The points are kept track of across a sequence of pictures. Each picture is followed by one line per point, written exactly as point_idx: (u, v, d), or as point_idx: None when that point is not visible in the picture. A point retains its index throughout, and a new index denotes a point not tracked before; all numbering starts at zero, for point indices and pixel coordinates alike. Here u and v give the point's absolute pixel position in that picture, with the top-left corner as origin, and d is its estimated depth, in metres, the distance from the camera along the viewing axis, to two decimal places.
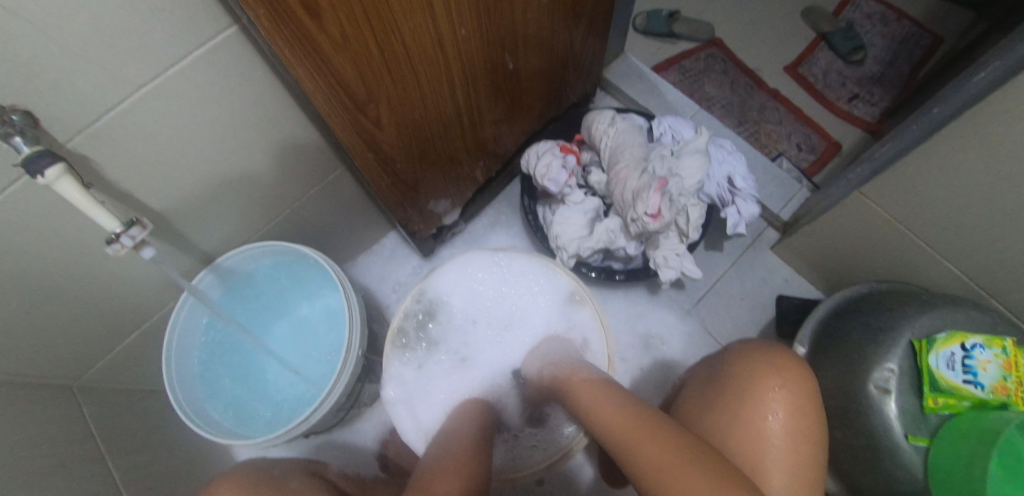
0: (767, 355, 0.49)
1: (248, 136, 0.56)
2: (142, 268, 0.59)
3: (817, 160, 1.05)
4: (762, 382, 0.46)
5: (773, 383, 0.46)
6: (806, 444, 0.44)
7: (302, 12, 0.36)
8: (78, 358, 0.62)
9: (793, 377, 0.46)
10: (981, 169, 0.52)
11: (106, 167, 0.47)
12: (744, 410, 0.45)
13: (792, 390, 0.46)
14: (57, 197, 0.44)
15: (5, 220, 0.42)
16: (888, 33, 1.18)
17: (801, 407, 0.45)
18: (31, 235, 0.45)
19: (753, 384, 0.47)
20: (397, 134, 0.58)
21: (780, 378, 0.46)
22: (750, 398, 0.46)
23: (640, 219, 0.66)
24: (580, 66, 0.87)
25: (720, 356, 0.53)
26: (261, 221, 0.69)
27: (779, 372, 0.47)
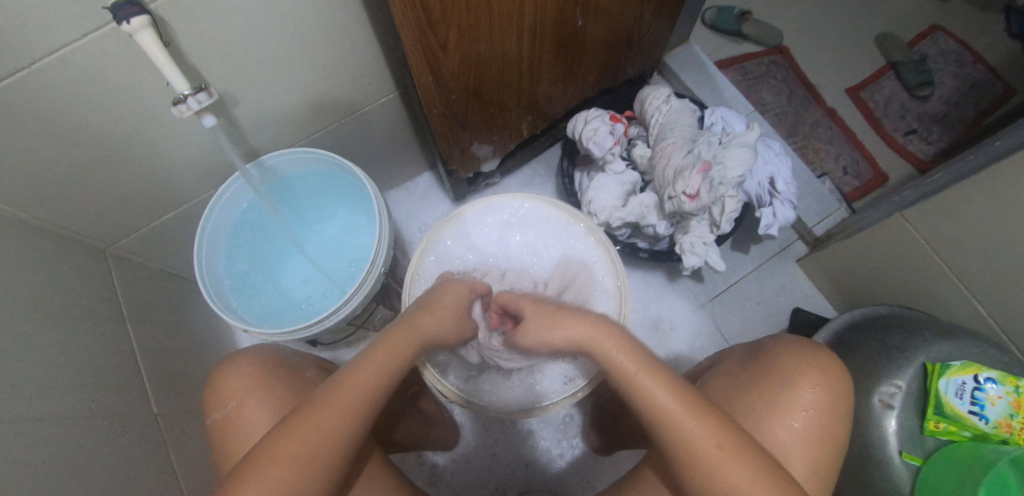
0: (808, 350, 0.49)
1: (315, 38, 0.57)
2: (193, 148, 0.61)
3: (860, 186, 1.03)
4: (800, 380, 0.47)
5: (810, 381, 0.46)
6: (831, 439, 0.46)
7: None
8: (116, 224, 0.64)
9: (834, 379, 0.47)
10: None
11: (180, 36, 0.48)
12: (775, 399, 0.46)
13: (830, 390, 0.46)
14: (128, 51, 0.45)
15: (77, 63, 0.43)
16: (960, 74, 1.15)
17: (834, 405, 0.46)
18: (98, 86, 0.47)
19: (793, 377, 0.47)
20: (459, 65, 0.58)
21: (821, 378, 0.47)
22: (785, 389, 0.46)
23: (677, 198, 0.66)
24: (644, 43, 0.86)
25: (753, 347, 0.53)
26: (309, 129, 0.70)
27: (824, 372, 0.47)
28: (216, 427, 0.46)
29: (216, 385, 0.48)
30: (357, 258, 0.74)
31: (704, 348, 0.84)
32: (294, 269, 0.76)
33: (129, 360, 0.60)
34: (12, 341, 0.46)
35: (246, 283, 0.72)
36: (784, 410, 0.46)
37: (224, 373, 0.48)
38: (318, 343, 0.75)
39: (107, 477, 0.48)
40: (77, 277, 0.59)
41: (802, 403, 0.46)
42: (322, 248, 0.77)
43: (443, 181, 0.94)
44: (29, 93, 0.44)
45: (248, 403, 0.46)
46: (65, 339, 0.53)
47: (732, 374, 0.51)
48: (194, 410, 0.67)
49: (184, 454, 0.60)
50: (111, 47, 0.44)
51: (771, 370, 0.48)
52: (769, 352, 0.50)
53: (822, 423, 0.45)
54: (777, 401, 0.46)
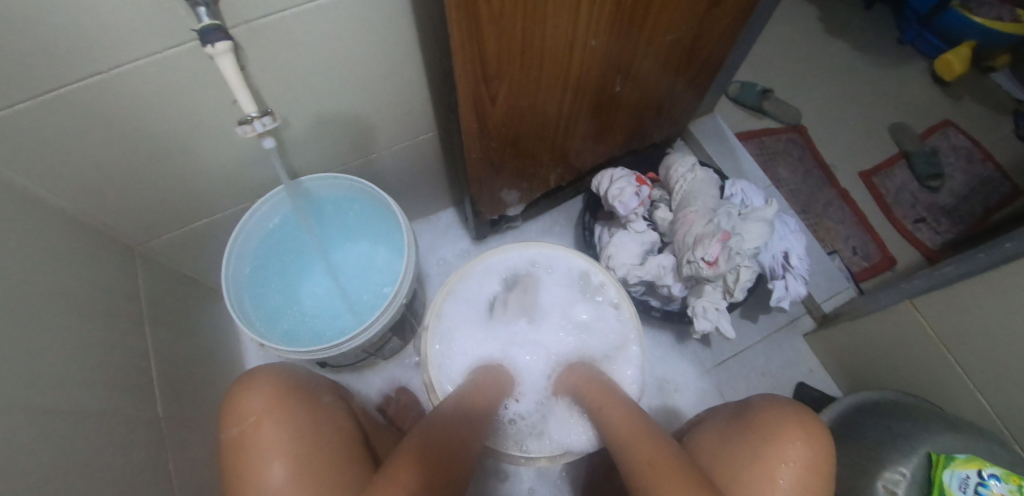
0: (794, 409, 0.49)
1: (372, 75, 0.60)
2: (239, 162, 0.64)
3: (869, 268, 1.05)
4: (785, 434, 0.46)
5: (796, 437, 0.46)
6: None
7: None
8: (152, 225, 0.65)
9: (815, 436, 0.47)
10: None
11: (252, 61, 0.51)
12: (758, 453, 0.46)
13: (812, 445, 0.46)
14: (203, 68, 0.48)
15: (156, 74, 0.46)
16: (969, 171, 1.19)
17: (818, 465, 0.45)
18: (168, 96, 0.50)
19: (775, 432, 0.47)
20: (504, 115, 0.61)
21: (805, 434, 0.46)
22: (769, 442, 0.46)
23: (696, 263, 0.68)
24: (673, 111, 0.91)
25: (741, 406, 0.53)
26: (349, 156, 0.73)
27: (804, 430, 0.47)
28: (226, 444, 0.45)
29: (235, 400, 0.47)
30: (379, 284, 0.75)
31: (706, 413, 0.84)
32: (315, 288, 0.77)
33: (141, 359, 0.60)
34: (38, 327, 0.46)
35: (266, 298, 0.73)
36: (767, 464, 0.45)
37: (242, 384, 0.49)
38: (326, 365, 0.75)
39: (105, 479, 0.47)
40: (106, 272, 0.60)
41: (788, 457, 0.45)
42: (346, 270, 0.78)
43: (465, 219, 0.97)
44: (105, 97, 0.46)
45: (266, 421, 0.45)
46: (85, 332, 0.53)
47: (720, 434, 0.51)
48: (194, 418, 0.66)
49: (180, 462, 0.60)
50: (187, 62, 0.47)
51: (759, 424, 0.48)
52: (752, 411, 0.50)
53: (806, 482, 0.44)
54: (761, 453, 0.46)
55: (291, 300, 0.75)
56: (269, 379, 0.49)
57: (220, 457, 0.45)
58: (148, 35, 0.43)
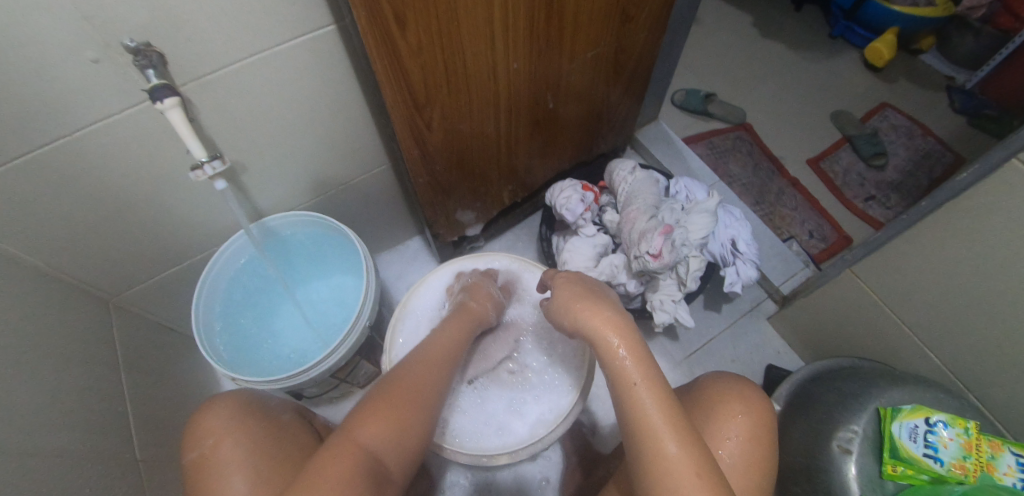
0: (738, 384, 0.52)
1: (319, 116, 0.65)
2: (203, 209, 0.68)
3: (826, 248, 1.09)
4: (731, 407, 0.50)
5: (739, 409, 0.50)
6: (754, 465, 0.49)
7: (390, 15, 0.45)
8: (124, 278, 0.69)
9: (757, 410, 0.50)
10: (957, 259, 0.57)
11: (204, 114, 0.56)
12: (707, 428, 0.49)
13: (750, 416, 0.50)
14: (157, 123, 0.53)
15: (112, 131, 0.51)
16: (911, 146, 1.25)
17: (757, 435, 0.49)
18: (127, 152, 0.54)
19: (717, 408, 0.50)
20: (443, 140, 0.66)
21: (743, 408, 0.50)
22: (719, 414, 0.50)
23: (642, 257, 0.72)
24: (614, 122, 0.97)
25: (691, 385, 0.56)
26: (308, 194, 0.78)
27: (744, 406, 0.50)
28: (192, 463, 0.48)
29: (196, 425, 0.50)
30: (346, 311, 0.79)
31: None
32: (285, 322, 0.81)
33: (118, 405, 0.62)
34: (13, 374, 0.49)
35: (238, 339, 0.75)
36: (712, 438, 0.49)
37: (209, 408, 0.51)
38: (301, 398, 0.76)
39: None
40: (80, 323, 0.62)
41: (730, 431, 0.49)
42: (313, 303, 0.82)
43: (431, 245, 1.01)
44: (66, 156, 0.51)
45: (224, 442, 0.49)
46: (61, 379, 0.55)
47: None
48: (174, 460, 0.67)
49: None
50: (142, 118, 0.52)
51: (703, 403, 0.52)
52: (696, 393, 0.54)
53: (748, 452, 0.49)
54: (713, 422, 0.50)
55: (262, 336, 0.78)
56: (233, 402, 0.52)
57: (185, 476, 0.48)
58: (102, 96, 0.48)
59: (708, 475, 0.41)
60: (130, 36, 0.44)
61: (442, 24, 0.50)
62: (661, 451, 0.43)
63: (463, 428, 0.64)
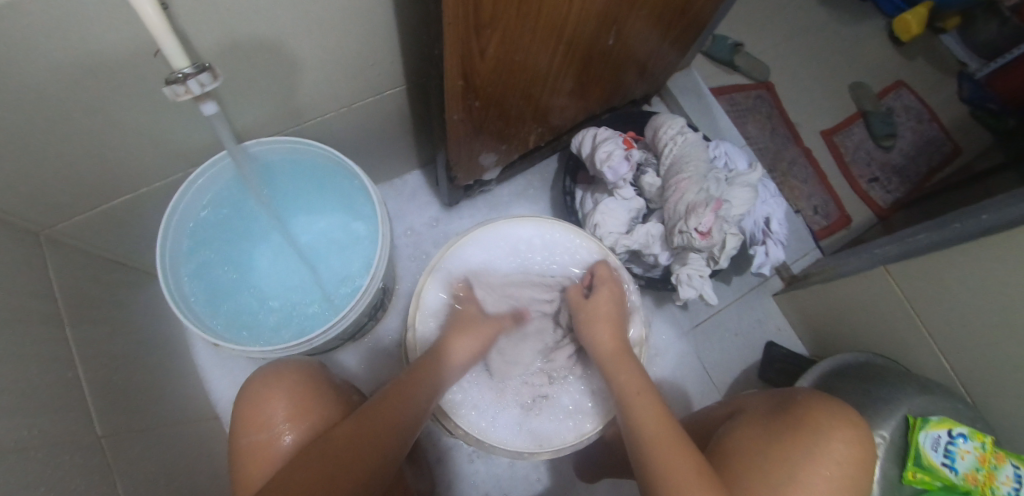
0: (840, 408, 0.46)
1: (335, 27, 0.49)
2: (169, 130, 0.52)
3: (828, 226, 1.10)
4: (830, 431, 0.43)
5: (841, 436, 0.43)
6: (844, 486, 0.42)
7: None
8: (57, 207, 0.53)
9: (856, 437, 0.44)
10: (998, 280, 0.56)
11: (187, 17, 0.39)
12: (802, 450, 0.43)
13: (855, 448, 0.43)
14: (113, 26, 0.36)
15: (40, 30, 0.33)
16: (918, 130, 1.24)
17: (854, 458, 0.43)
18: (70, 57, 0.37)
19: (822, 428, 0.44)
20: (492, 70, 0.53)
21: (853, 436, 0.44)
22: (813, 432, 0.44)
23: (688, 234, 0.66)
24: (656, 66, 0.86)
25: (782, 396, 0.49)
26: (305, 117, 0.62)
27: (855, 435, 0.44)
28: (252, 446, 0.50)
29: (253, 403, 0.51)
30: (357, 261, 0.69)
31: (685, 376, 0.87)
32: (276, 262, 0.70)
33: (66, 370, 0.50)
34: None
35: (212, 287, 0.65)
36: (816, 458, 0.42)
37: (265, 396, 0.51)
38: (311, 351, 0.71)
39: None
40: (9, 270, 0.47)
41: (837, 456, 0.42)
42: (309, 246, 0.71)
43: (436, 183, 0.89)
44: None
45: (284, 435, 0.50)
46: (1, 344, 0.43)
47: (760, 427, 0.46)
48: (148, 429, 0.58)
49: (137, 482, 0.52)
50: (97, 12, 0.34)
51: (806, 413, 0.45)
52: (795, 406, 0.47)
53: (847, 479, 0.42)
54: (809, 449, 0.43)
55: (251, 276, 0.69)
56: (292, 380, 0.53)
57: (245, 458, 0.50)
58: None
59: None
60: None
61: None
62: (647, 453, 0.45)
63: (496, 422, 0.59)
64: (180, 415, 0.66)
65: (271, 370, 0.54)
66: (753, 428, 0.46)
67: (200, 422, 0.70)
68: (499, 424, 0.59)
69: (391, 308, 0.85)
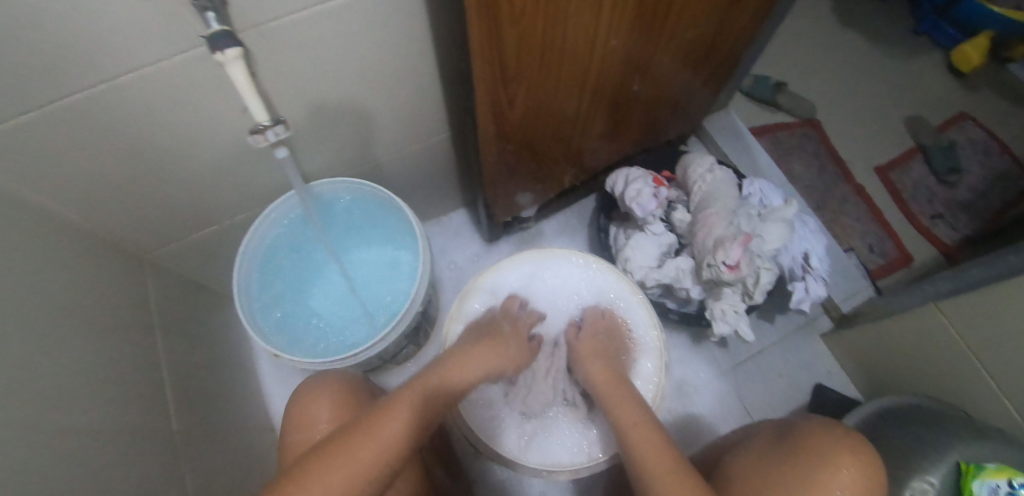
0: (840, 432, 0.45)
1: (386, 83, 0.58)
2: (252, 173, 0.62)
3: (885, 265, 1.04)
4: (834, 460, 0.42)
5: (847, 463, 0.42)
6: None
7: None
8: (158, 235, 0.64)
9: (862, 463, 0.43)
10: None
11: (264, 73, 0.48)
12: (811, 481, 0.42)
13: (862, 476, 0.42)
14: (212, 83, 0.45)
15: (158, 90, 0.43)
16: (987, 164, 1.16)
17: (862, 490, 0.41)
18: (177, 112, 0.47)
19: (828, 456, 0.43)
20: (521, 118, 0.59)
21: (856, 462, 0.42)
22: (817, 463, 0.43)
23: (716, 267, 0.67)
24: (688, 107, 0.90)
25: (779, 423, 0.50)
26: (362, 160, 0.71)
27: (857, 460, 0.42)
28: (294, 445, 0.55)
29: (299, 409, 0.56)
30: (399, 289, 0.75)
31: (725, 417, 0.83)
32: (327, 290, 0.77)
33: (153, 373, 0.59)
34: (45, 345, 0.44)
35: (272, 310, 0.73)
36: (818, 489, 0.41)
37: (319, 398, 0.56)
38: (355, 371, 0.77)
39: None
40: (111, 285, 0.57)
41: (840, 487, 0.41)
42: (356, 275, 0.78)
43: (478, 221, 0.95)
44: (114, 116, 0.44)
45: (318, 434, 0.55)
46: (101, 342, 0.52)
47: (762, 454, 0.46)
48: (214, 432, 0.65)
49: (200, 478, 0.58)
50: (199, 73, 0.43)
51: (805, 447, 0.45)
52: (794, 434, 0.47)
53: None
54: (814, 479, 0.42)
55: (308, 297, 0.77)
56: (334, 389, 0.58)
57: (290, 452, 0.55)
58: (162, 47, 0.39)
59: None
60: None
61: None
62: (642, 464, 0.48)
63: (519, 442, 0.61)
64: (241, 423, 0.73)
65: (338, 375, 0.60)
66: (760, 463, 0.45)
67: (257, 433, 0.77)
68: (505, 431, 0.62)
69: (433, 336, 0.91)
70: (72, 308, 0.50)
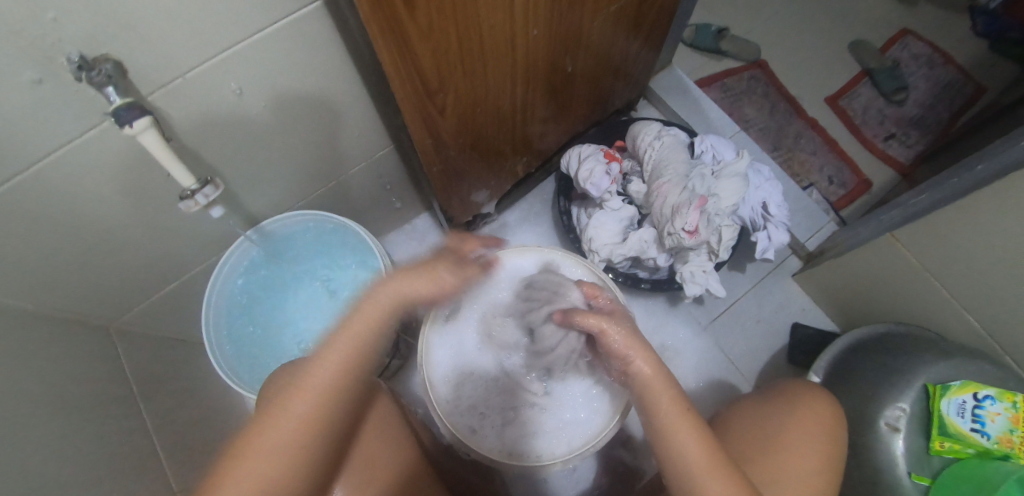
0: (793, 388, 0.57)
1: (311, 111, 0.57)
2: (198, 224, 0.62)
3: (846, 195, 1.07)
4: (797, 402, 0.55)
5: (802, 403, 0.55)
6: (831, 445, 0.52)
7: None
8: (119, 301, 0.63)
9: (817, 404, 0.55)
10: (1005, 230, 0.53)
11: (177, 121, 0.47)
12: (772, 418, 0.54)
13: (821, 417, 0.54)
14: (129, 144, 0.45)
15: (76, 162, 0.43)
16: (932, 77, 1.18)
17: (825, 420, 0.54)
18: (100, 180, 0.46)
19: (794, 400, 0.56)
20: (456, 124, 0.59)
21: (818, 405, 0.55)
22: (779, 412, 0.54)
23: (676, 234, 0.68)
24: (630, 76, 0.89)
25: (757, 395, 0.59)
26: (309, 188, 0.70)
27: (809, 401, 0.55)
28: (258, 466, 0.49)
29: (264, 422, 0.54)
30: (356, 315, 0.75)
31: (708, 370, 0.87)
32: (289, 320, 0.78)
33: (144, 440, 0.59)
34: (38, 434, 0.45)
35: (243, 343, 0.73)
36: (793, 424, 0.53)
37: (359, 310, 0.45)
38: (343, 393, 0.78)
39: None
40: (83, 360, 0.57)
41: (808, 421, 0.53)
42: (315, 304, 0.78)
43: (441, 223, 0.95)
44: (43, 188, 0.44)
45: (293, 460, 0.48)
46: (85, 423, 0.51)
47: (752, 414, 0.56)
48: None
49: None
50: (115, 139, 0.43)
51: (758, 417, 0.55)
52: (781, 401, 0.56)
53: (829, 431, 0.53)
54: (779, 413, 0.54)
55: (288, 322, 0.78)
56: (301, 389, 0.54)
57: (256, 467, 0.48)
58: (72, 118, 0.39)
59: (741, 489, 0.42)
60: (76, 48, 0.34)
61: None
62: (659, 414, 0.46)
63: (504, 442, 0.56)
64: None
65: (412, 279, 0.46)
66: (735, 443, 0.53)
67: None
68: (489, 435, 0.56)
69: None
70: (51, 393, 0.49)
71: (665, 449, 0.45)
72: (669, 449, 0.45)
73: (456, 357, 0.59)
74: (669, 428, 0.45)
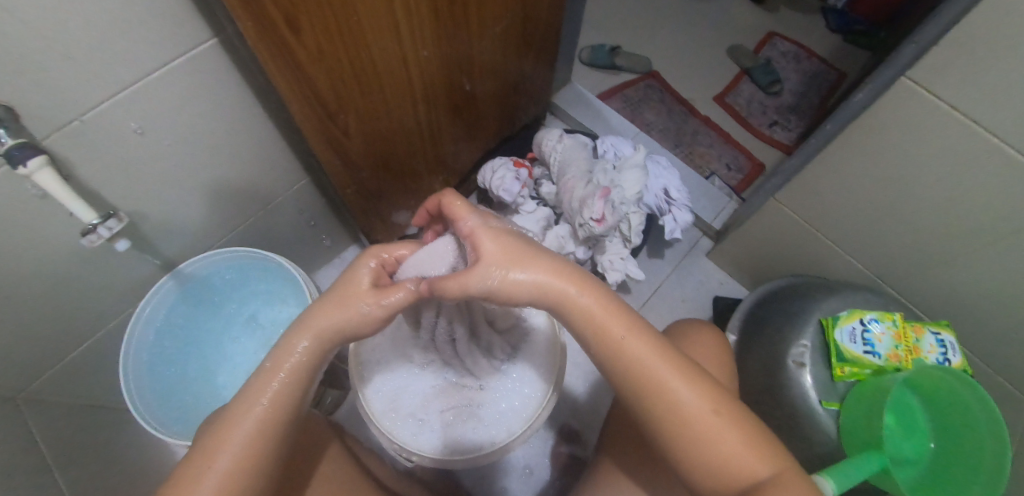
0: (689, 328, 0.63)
1: (218, 148, 0.58)
2: (106, 274, 0.60)
3: (744, 178, 1.18)
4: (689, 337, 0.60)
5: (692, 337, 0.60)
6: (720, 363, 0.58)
7: (280, 16, 0.39)
8: (24, 368, 0.59)
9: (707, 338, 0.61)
10: (856, 173, 0.62)
11: (78, 164, 0.47)
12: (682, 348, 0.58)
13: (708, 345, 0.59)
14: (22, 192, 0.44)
15: None
16: (800, 69, 1.35)
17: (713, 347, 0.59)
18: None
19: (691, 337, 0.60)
20: (364, 144, 0.62)
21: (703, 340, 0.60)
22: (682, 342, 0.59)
23: (587, 224, 0.73)
24: (532, 92, 0.96)
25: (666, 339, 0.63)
26: (224, 228, 0.70)
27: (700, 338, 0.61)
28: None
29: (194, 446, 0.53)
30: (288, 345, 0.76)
31: None
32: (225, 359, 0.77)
33: None
34: None
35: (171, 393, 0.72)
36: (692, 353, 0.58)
37: (280, 354, 0.41)
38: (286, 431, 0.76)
39: None
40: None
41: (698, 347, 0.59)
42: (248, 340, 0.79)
43: None
44: None
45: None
46: None
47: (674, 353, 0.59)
48: None
49: None
50: (9, 187, 0.43)
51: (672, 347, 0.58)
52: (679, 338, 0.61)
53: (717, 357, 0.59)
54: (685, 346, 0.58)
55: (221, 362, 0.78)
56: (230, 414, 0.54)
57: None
58: None
59: (696, 374, 0.41)
60: None
61: (342, 24, 0.45)
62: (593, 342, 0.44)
63: (449, 440, 0.57)
64: None
65: (332, 309, 0.42)
66: None
67: None
68: (432, 435, 0.57)
69: None
70: None
71: (616, 371, 0.42)
72: (623, 366, 0.42)
73: (389, 368, 0.60)
74: (608, 343, 0.42)
